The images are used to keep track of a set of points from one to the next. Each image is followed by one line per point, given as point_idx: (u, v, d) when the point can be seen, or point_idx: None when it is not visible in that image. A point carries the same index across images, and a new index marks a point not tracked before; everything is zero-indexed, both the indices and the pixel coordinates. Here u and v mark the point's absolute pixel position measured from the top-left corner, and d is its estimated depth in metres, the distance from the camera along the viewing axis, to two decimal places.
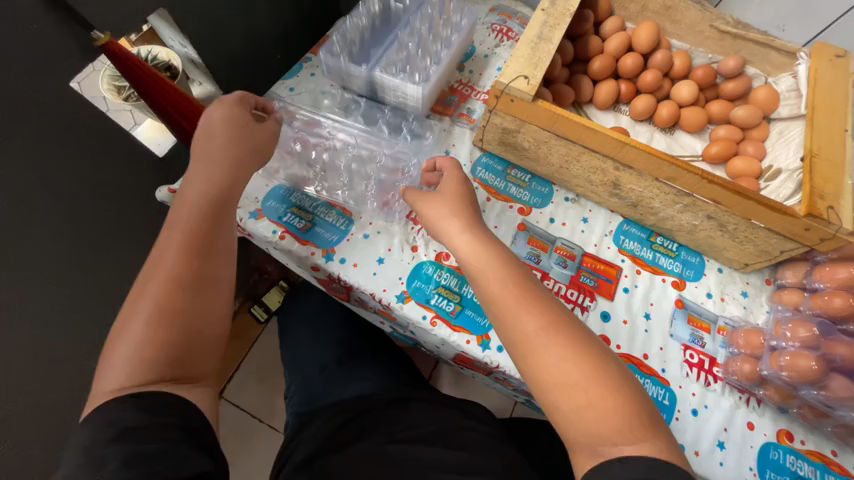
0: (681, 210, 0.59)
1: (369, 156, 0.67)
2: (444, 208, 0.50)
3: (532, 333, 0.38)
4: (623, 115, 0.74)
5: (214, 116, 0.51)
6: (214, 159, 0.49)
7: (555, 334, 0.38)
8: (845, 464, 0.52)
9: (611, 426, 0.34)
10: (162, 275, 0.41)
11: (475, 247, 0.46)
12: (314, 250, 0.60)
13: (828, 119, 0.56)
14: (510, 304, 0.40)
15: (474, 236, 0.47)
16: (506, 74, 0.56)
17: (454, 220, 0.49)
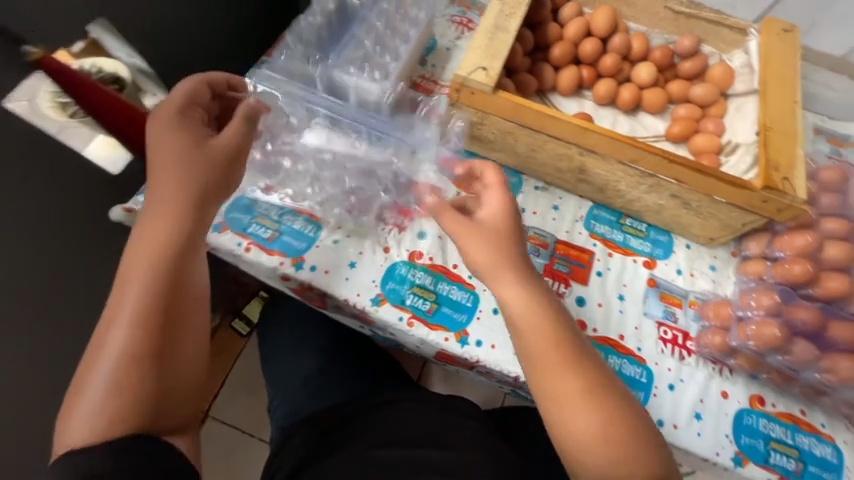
0: (646, 191, 0.60)
1: (332, 159, 0.65)
2: (470, 233, 0.45)
3: (569, 394, 0.39)
4: (587, 100, 0.75)
5: (167, 149, 0.43)
6: (173, 204, 0.42)
7: (591, 400, 0.39)
8: (814, 421, 0.53)
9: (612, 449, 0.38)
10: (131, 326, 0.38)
11: (530, 307, 0.42)
12: (282, 259, 0.59)
13: (779, 93, 0.58)
14: (558, 370, 0.40)
15: (531, 293, 0.43)
16: (464, 67, 0.56)
17: (507, 270, 0.44)
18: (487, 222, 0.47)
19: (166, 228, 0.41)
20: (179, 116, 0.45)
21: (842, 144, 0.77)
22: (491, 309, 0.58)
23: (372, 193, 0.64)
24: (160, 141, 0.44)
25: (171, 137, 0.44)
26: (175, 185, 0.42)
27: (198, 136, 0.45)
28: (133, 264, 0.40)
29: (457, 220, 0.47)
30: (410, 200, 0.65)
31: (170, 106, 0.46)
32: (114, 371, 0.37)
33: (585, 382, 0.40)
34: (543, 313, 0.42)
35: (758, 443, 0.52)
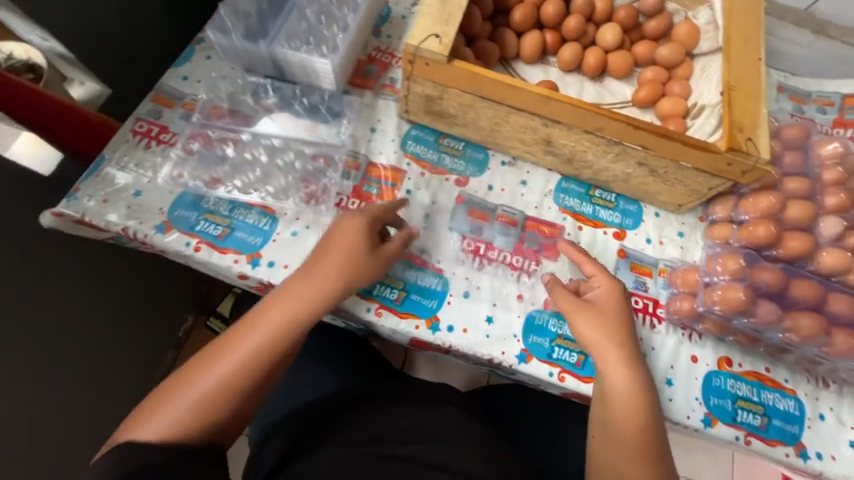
0: (614, 160, 0.58)
1: (282, 145, 0.60)
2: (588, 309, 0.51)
3: (621, 414, 0.48)
4: (552, 67, 0.71)
5: (339, 244, 0.50)
6: (307, 306, 0.48)
7: (637, 418, 0.48)
8: (778, 378, 0.55)
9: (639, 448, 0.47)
10: (241, 374, 0.44)
11: (631, 385, 0.49)
12: (237, 257, 0.54)
13: (743, 50, 0.56)
14: (629, 439, 0.47)
15: (636, 372, 0.50)
16: (415, 35, 0.52)
17: (611, 349, 0.50)
18: (600, 305, 0.52)
19: (284, 321, 0.47)
20: (369, 222, 0.52)
21: (805, 101, 0.77)
22: (462, 293, 0.57)
23: (329, 179, 0.60)
24: (339, 231, 0.51)
25: (352, 237, 0.51)
26: (315, 292, 0.49)
27: (366, 247, 0.51)
28: (258, 322, 0.46)
29: (570, 299, 0.53)
30: (370, 184, 0.61)
31: (366, 212, 0.53)
32: (198, 402, 0.43)
33: (642, 449, 0.47)
34: (639, 385, 0.49)
35: (726, 402, 0.53)
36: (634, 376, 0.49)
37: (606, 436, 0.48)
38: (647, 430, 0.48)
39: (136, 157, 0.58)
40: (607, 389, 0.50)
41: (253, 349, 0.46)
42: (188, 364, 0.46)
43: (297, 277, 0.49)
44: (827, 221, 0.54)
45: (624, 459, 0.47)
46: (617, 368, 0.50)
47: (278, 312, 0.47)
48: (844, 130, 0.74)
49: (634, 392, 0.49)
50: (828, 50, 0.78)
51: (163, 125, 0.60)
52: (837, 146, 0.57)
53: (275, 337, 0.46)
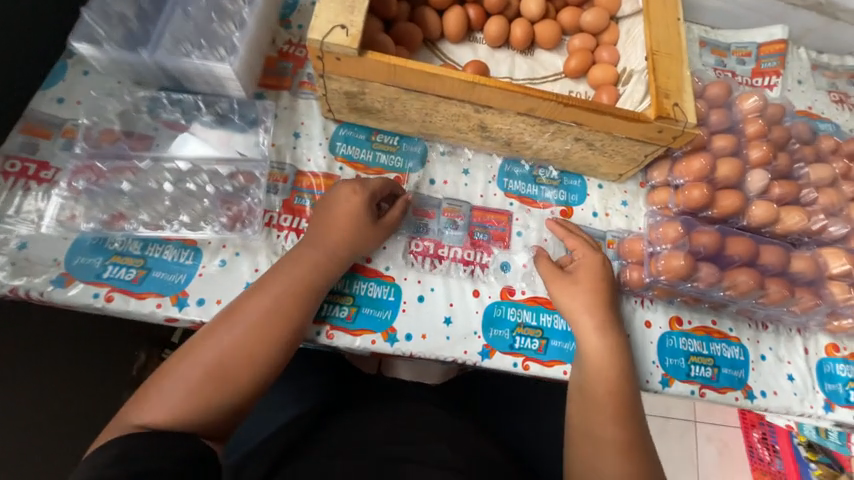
0: (551, 138, 0.57)
1: (192, 168, 0.53)
2: (572, 278, 0.53)
3: (597, 361, 0.50)
4: (480, 45, 0.68)
5: (343, 210, 0.51)
6: (307, 281, 0.48)
7: (613, 363, 0.50)
8: (722, 328, 0.57)
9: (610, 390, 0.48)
10: (230, 357, 0.44)
11: (606, 346, 0.50)
12: (159, 301, 0.48)
13: (662, 11, 0.55)
14: (603, 399, 0.48)
15: (611, 336, 0.51)
16: (318, 28, 0.46)
17: (586, 314, 0.52)
18: (579, 275, 0.53)
19: (275, 306, 0.46)
20: (367, 196, 0.52)
21: (725, 53, 0.79)
22: (416, 298, 0.54)
23: (253, 197, 0.53)
24: (339, 205, 0.51)
25: (350, 212, 0.51)
26: (309, 277, 0.48)
27: (365, 224, 0.51)
28: (248, 308, 0.46)
29: (552, 268, 0.55)
30: (302, 196, 0.56)
31: (368, 185, 0.52)
32: (184, 398, 0.42)
33: (616, 410, 0.47)
34: (616, 343, 0.51)
35: (680, 361, 0.55)
36: (603, 337, 0.51)
37: (579, 393, 0.50)
38: (621, 390, 0.49)
39: (14, 203, 0.49)
40: (583, 352, 0.51)
41: (239, 348, 0.44)
42: (177, 354, 0.45)
43: (283, 265, 0.48)
44: (753, 176, 0.56)
45: (596, 418, 0.47)
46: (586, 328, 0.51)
47: (258, 309, 0.46)
48: (762, 79, 0.77)
49: (609, 351, 0.50)
50: (743, 1, 0.78)
51: (42, 161, 0.51)
52: (757, 100, 0.59)
53: (259, 338, 0.45)
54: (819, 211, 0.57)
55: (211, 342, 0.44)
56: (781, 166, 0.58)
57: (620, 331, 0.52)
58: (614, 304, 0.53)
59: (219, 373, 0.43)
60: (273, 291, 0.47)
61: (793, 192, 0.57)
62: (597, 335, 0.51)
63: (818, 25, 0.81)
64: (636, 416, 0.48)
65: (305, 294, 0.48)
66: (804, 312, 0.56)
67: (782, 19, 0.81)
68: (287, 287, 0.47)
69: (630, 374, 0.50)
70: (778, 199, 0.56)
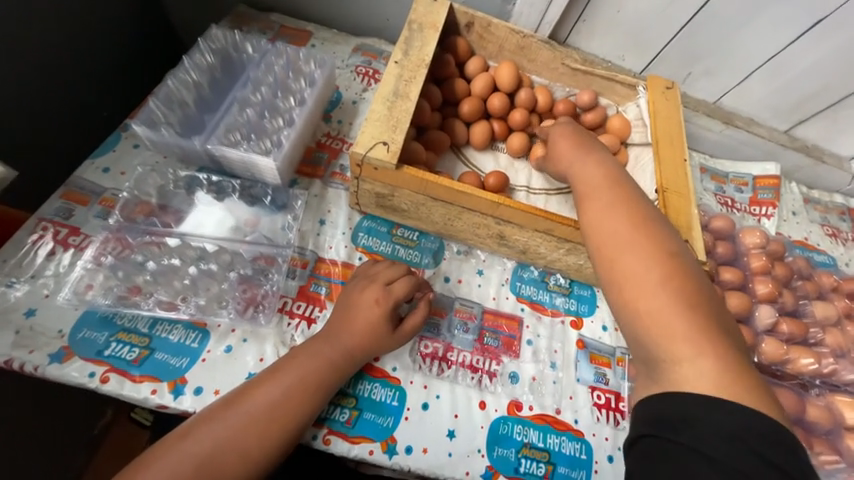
0: (565, 254, 0.59)
1: (217, 249, 0.54)
2: (567, 135, 0.56)
3: (593, 187, 0.47)
4: (502, 153, 0.73)
5: (367, 310, 0.50)
6: (319, 380, 0.46)
7: (616, 192, 0.45)
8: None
9: (616, 221, 0.42)
10: (229, 442, 0.41)
11: (590, 168, 0.50)
12: (156, 386, 0.46)
13: (670, 152, 0.61)
14: (602, 227, 0.43)
15: (602, 163, 0.49)
16: (362, 143, 0.50)
17: (574, 151, 0.53)
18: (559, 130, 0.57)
19: (284, 400, 0.44)
20: (389, 307, 0.51)
21: (724, 180, 0.85)
22: (421, 405, 0.52)
23: (272, 282, 0.54)
24: (359, 307, 0.51)
25: (371, 320, 0.50)
26: (324, 374, 0.47)
27: (384, 333, 0.51)
28: (261, 393, 0.44)
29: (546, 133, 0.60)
30: (319, 283, 0.56)
31: (393, 294, 0.52)
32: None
33: (623, 203, 0.44)
34: (605, 163, 0.50)
35: None
36: (592, 159, 0.50)
37: (584, 212, 0.46)
38: (628, 206, 0.43)
39: (34, 266, 0.49)
40: (574, 175, 0.51)
41: (245, 439, 0.42)
42: (172, 436, 0.42)
43: (295, 357, 0.47)
44: (762, 311, 0.57)
45: (610, 227, 0.42)
46: (573, 152, 0.53)
47: (262, 401, 0.43)
48: (759, 208, 0.83)
49: (598, 167, 0.49)
50: (738, 137, 0.86)
51: (74, 226, 0.52)
52: (759, 236, 0.63)
53: (260, 433, 0.42)
54: (828, 353, 0.58)
55: (211, 429, 0.42)
56: (788, 303, 0.59)
57: (610, 157, 0.51)
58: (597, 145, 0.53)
59: (217, 461, 0.41)
60: (284, 384, 0.45)
61: (801, 331, 0.58)
62: (577, 158, 0.52)
63: (807, 165, 0.89)
64: (658, 227, 0.42)
65: (316, 395, 0.46)
66: (826, 467, 0.50)
67: (773, 156, 0.89)
68: (300, 379, 0.45)
69: (637, 196, 0.45)
70: (787, 337, 0.57)
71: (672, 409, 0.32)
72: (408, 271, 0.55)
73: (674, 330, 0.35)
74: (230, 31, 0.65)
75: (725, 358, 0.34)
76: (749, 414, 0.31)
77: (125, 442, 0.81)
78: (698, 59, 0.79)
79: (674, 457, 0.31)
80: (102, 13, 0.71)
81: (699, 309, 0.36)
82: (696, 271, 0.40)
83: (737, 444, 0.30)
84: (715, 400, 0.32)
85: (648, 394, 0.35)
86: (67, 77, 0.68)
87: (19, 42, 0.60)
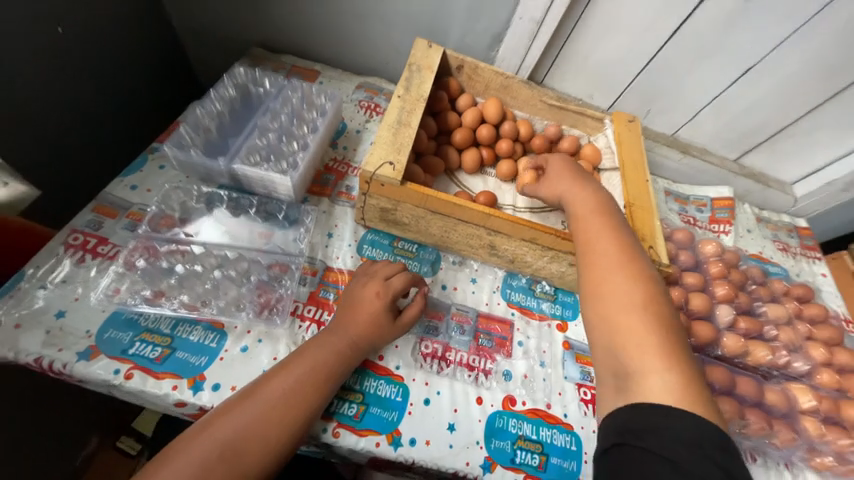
0: (549, 261, 0.66)
1: (235, 256, 0.60)
2: (561, 174, 0.64)
3: (588, 222, 0.55)
4: (490, 177, 0.82)
5: (369, 307, 0.56)
6: (329, 370, 0.51)
7: (607, 229, 0.53)
8: None
9: (606, 252, 0.50)
10: (248, 429, 0.44)
11: (584, 205, 0.58)
12: (176, 382, 0.49)
13: (634, 174, 0.71)
14: (596, 257, 0.51)
15: (598, 202, 0.58)
16: (371, 162, 0.58)
17: (572, 190, 0.61)
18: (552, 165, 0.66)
19: (297, 388, 0.48)
20: (389, 300, 0.56)
21: (686, 202, 0.96)
22: (423, 400, 0.56)
23: (285, 287, 0.59)
24: (363, 302, 0.56)
25: (373, 314, 0.55)
26: (334, 364, 0.51)
27: (383, 324, 0.55)
28: (275, 380, 0.48)
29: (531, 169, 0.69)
30: (327, 289, 0.61)
31: (391, 289, 0.57)
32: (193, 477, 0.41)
33: (612, 239, 0.52)
34: (600, 203, 0.58)
35: None
36: (590, 199, 0.58)
37: (581, 245, 0.53)
38: (618, 242, 0.51)
39: (64, 272, 0.53)
40: (573, 210, 0.59)
41: (264, 424, 0.45)
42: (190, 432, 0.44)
43: (307, 348, 0.52)
44: (721, 310, 0.65)
45: (598, 258, 0.50)
46: (574, 191, 0.61)
47: (277, 389, 0.47)
48: (718, 226, 0.93)
49: (595, 207, 0.57)
50: (695, 165, 0.98)
51: (103, 237, 0.57)
52: (715, 247, 0.72)
53: (277, 417, 0.46)
54: (782, 347, 0.65)
55: (228, 421, 0.45)
56: (743, 303, 0.67)
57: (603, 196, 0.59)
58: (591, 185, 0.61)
59: (239, 448, 0.44)
60: (296, 371, 0.49)
61: (756, 328, 0.65)
62: (574, 195, 0.60)
63: (755, 189, 1.01)
64: (640, 261, 0.49)
65: (325, 386, 0.50)
66: (786, 445, 0.55)
67: (727, 182, 1.01)
68: (311, 368, 0.50)
69: (624, 234, 0.53)
70: (745, 333, 0.64)
71: (640, 418, 0.37)
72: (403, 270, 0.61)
73: (633, 348, 0.42)
74: (251, 69, 0.74)
75: (687, 376, 0.39)
76: (704, 421, 0.36)
77: (109, 471, 0.80)
78: (656, 99, 0.92)
79: (640, 463, 0.34)
80: (133, 52, 0.80)
81: (667, 331, 0.43)
82: (668, 303, 0.46)
83: (695, 448, 0.34)
84: (662, 405, 0.37)
85: (619, 406, 0.40)
86: (94, 106, 0.75)
87: (60, 76, 0.67)
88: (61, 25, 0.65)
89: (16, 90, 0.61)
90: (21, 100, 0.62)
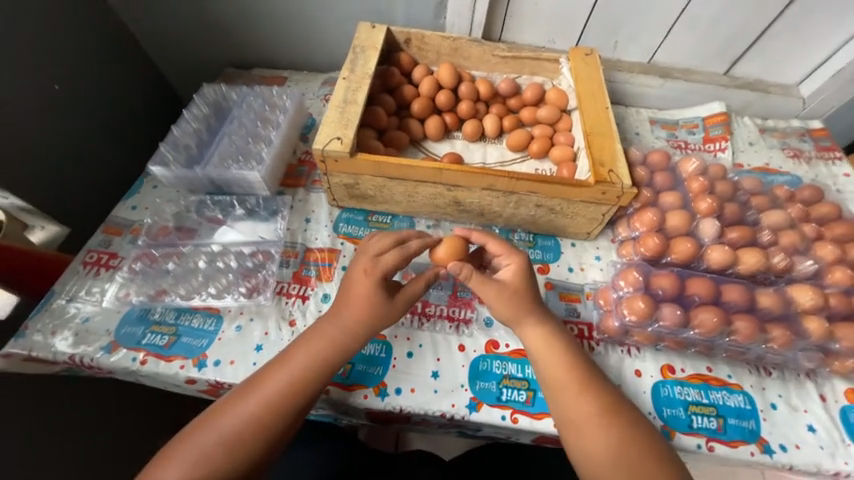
0: (516, 207, 0.66)
1: (220, 251, 0.66)
2: (514, 302, 0.54)
3: (557, 370, 0.51)
4: (458, 140, 0.83)
5: (363, 293, 0.54)
6: (320, 354, 0.52)
7: (576, 377, 0.50)
8: (698, 370, 0.57)
9: (586, 409, 0.48)
10: (248, 422, 0.47)
11: (545, 341, 0.53)
12: (184, 362, 0.56)
13: (593, 104, 0.70)
14: (577, 418, 0.48)
15: (557, 337, 0.53)
16: (321, 141, 0.62)
17: (523, 315, 0.54)
18: (508, 276, 0.55)
19: (293, 381, 0.49)
20: (378, 277, 0.54)
21: (675, 127, 0.91)
22: (406, 354, 0.59)
23: (269, 270, 0.65)
24: (356, 282, 0.55)
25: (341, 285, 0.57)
26: (325, 339, 0.53)
27: (380, 301, 0.54)
28: (274, 377, 0.49)
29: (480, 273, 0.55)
30: (309, 268, 0.66)
31: (382, 265, 0.55)
32: (200, 459, 0.44)
33: (587, 396, 0.49)
34: (568, 357, 0.52)
35: (679, 411, 0.54)
36: (560, 355, 0.52)
37: (552, 401, 0.50)
38: (594, 395, 0.49)
39: (85, 286, 0.62)
40: (549, 381, 0.51)
41: (262, 415, 0.47)
42: (200, 418, 0.48)
43: (306, 341, 0.52)
44: (704, 225, 0.62)
45: (591, 433, 0.47)
46: (542, 345, 0.53)
47: (276, 384, 0.49)
48: (713, 145, 0.87)
49: (569, 374, 0.50)
50: (678, 87, 0.93)
51: (112, 252, 0.66)
52: (696, 162, 0.68)
53: (275, 408, 0.48)
54: (781, 251, 0.62)
55: (233, 410, 0.47)
56: (731, 214, 0.64)
57: (551, 320, 0.55)
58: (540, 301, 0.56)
59: (241, 437, 0.46)
60: (295, 364, 0.50)
61: (749, 236, 0.62)
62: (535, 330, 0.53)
63: (754, 98, 0.93)
64: (620, 412, 0.48)
65: (321, 369, 0.51)
66: (786, 348, 0.56)
67: (719, 97, 0.94)
68: (308, 358, 0.51)
69: (593, 375, 0.51)
70: (735, 243, 0.62)
71: None
72: (397, 243, 0.57)
73: None
74: (218, 87, 0.82)
75: None
76: None
77: None
78: (620, 27, 0.88)
79: None
80: (126, 94, 0.90)
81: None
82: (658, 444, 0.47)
83: None
84: None
85: None
86: (100, 147, 0.85)
87: (66, 124, 0.78)
88: (58, 82, 0.76)
89: (29, 143, 0.72)
90: (36, 151, 0.73)
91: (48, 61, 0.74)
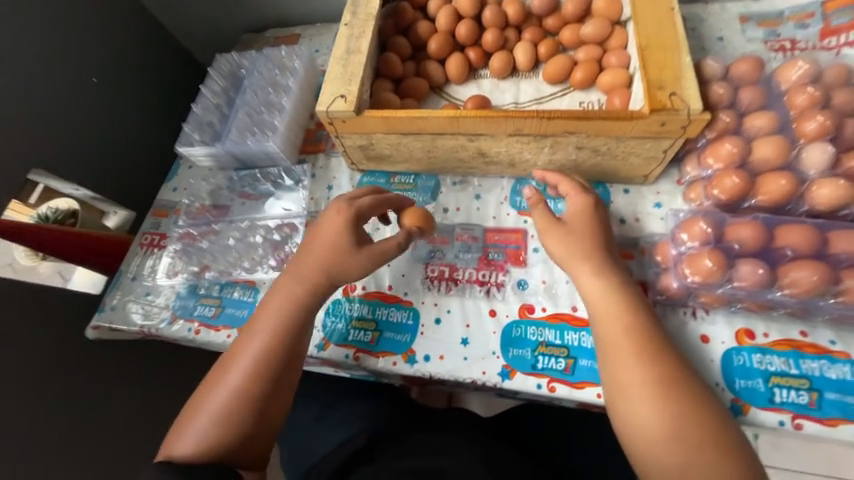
0: (551, 153, 0.57)
1: (249, 226, 0.69)
2: (573, 247, 0.50)
3: (616, 331, 0.45)
4: (485, 79, 0.72)
5: (331, 238, 0.54)
6: None
7: (636, 340, 0.44)
8: (787, 335, 0.47)
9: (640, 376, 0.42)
10: (233, 395, 0.47)
11: (606, 296, 0.47)
12: (230, 331, 0.61)
13: (653, 7, 0.54)
14: (629, 387, 0.42)
15: (620, 293, 0.47)
16: (324, 102, 0.57)
17: (582, 263, 0.49)
18: (570, 217, 0.52)
19: (262, 350, 0.49)
20: (350, 218, 0.54)
21: (778, 22, 0.69)
22: (433, 320, 0.57)
23: (296, 242, 0.65)
24: (324, 227, 0.55)
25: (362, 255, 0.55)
26: None
27: (346, 247, 0.53)
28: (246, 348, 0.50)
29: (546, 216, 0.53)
30: None
31: (355, 206, 0.55)
32: (199, 435, 0.46)
33: (648, 362, 0.43)
34: (630, 318, 0.45)
35: (757, 383, 0.46)
36: (623, 312, 0.46)
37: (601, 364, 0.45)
38: (655, 361, 0.43)
39: (142, 265, 0.69)
40: (602, 343, 0.46)
41: (243, 385, 0.47)
42: (191, 400, 0.49)
43: (267, 304, 0.53)
44: (808, 153, 0.48)
45: (641, 403, 0.41)
46: (602, 300, 0.47)
47: (248, 354, 0.49)
48: (836, 39, 0.65)
49: (628, 336, 0.44)
50: None
51: (162, 233, 0.71)
52: (803, 67, 0.51)
53: (254, 376, 0.48)
54: None
55: (220, 383, 0.48)
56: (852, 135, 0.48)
57: (614, 273, 0.48)
58: (604, 250, 0.50)
59: (228, 410, 0.47)
60: (259, 333, 0.50)
61: None
62: (600, 282, 0.48)
63: None
64: (680, 384, 0.42)
65: (289, 332, 0.51)
66: None
67: None
68: (274, 325, 0.51)
69: (660, 339, 0.44)
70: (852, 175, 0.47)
71: None
72: (376, 191, 0.58)
73: None
74: (230, 55, 0.79)
75: None
76: None
77: None
78: None
79: None
80: (158, 77, 0.92)
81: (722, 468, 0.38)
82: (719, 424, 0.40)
83: None
84: None
85: None
86: (146, 133, 0.90)
87: (111, 114, 0.82)
88: (94, 74, 0.79)
89: (83, 137, 0.78)
90: (91, 143, 0.79)
91: (81, 54, 0.77)
